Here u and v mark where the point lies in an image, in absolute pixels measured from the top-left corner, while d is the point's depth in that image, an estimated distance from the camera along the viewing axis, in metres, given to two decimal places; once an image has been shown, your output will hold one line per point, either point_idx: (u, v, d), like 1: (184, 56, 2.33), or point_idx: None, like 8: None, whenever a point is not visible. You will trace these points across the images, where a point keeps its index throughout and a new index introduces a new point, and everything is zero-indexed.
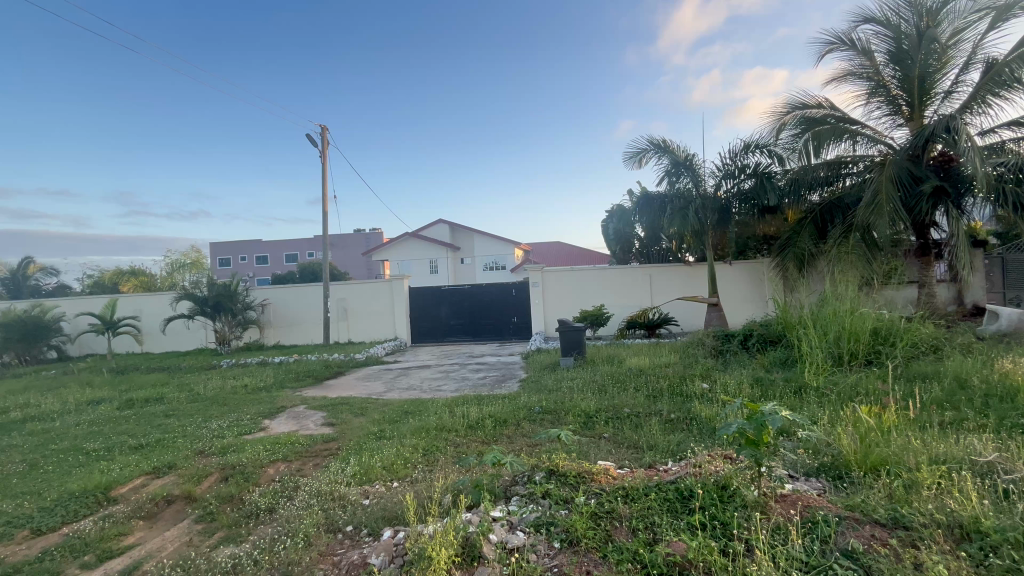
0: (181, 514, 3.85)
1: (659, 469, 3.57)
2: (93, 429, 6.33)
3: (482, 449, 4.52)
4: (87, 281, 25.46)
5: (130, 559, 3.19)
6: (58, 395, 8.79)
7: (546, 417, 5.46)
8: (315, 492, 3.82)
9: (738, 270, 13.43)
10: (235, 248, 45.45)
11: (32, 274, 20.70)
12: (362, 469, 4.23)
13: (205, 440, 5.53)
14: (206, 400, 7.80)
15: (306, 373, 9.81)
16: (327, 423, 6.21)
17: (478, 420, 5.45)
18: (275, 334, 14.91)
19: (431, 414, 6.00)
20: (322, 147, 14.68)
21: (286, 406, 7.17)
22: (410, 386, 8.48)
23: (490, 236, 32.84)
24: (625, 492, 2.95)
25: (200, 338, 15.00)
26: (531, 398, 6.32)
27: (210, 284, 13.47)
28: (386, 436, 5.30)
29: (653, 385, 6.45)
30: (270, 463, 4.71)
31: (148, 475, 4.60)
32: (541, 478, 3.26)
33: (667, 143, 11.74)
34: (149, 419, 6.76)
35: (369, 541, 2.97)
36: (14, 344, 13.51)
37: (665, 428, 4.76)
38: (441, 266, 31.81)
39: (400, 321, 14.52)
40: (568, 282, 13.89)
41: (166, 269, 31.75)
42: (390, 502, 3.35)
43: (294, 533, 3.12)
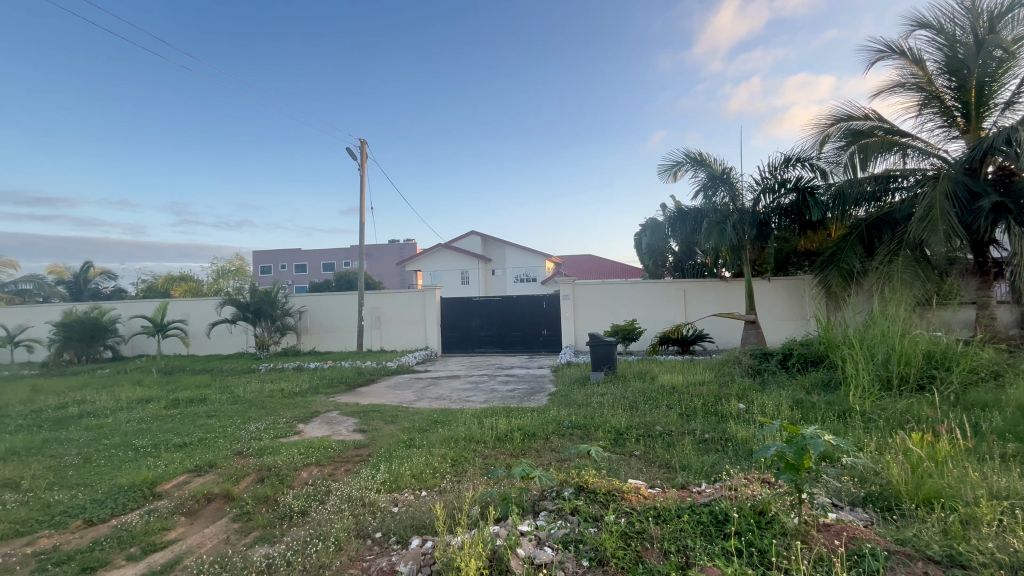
0: (220, 512, 4.00)
1: (692, 490, 3.46)
2: (142, 427, 6.66)
3: (510, 462, 4.51)
4: (141, 285, 27.19)
5: (172, 554, 3.32)
6: (110, 393, 9.32)
7: (575, 432, 5.39)
8: (346, 497, 3.89)
9: (776, 287, 13.02)
10: (276, 257, 47.41)
11: (92, 278, 22.27)
12: (392, 476, 4.29)
13: (243, 441, 5.75)
14: (245, 402, 8.10)
15: (340, 380, 10.04)
16: (358, 429, 6.33)
17: (506, 433, 5.44)
18: (311, 340, 15.33)
19: (460, 424, 6.03)
20: (362, 159, 15.15)
21: (320, 411, 7.36)
22: (440, 396, 8.54)
23: (522, 248, 32.97)
24: (656, 512, 2.89)
25: (241, 342, 15.63)
26: (561, 412, 6.25)
27: (252, 291, 14.13)
28: (416, 444, 5.37)
29: (687, 403, 6.30)
30: (303, 466, 4.82)
31: (190, 473, 4.79)
32: (569, 494, 3.22)
33: (704, 156, 11.57)
34: (193, 419, 7.05)
35: (397, 549, 3.00)
36: (74, 343, 14.49)
37: (697, 448, 4.62)
38: (472, 277, 32.15)
39: (431, 330, 14.71)
40: (599, 296, 13.76)
41: (212, 274, 33.43)
42: (418, 511, 3.37)
43: (325, 537, 3.17)
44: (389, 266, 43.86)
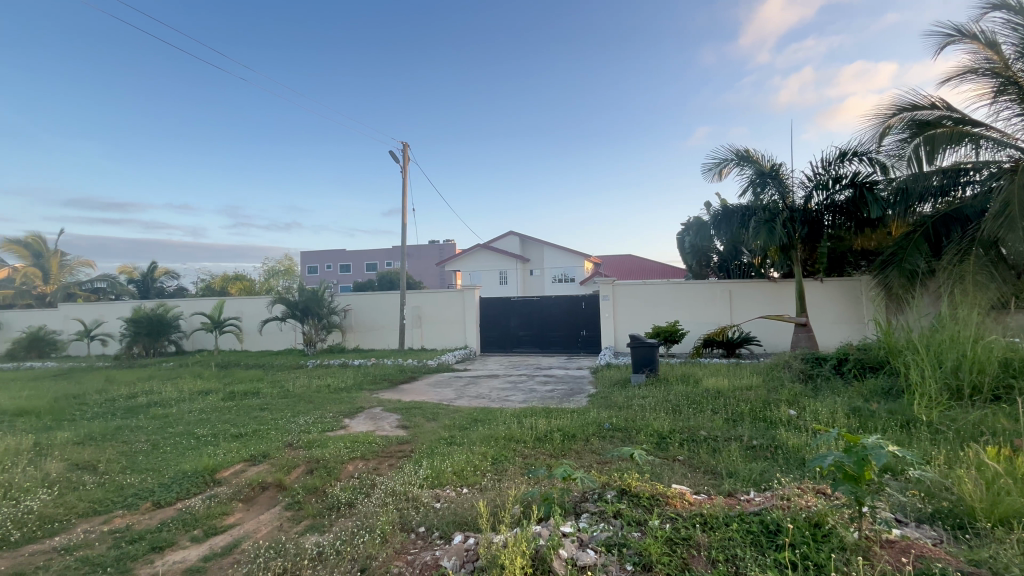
0: (273, 500, 4.20)
1: (740, 498, 3.34)
2: (202, 417, 7.10)
3: (550, 462, 4.50)
4: (200, 284, 28.96)
5: (230, 538, 3.51)
6: (174, 385, 9.97)
7: (616, 435, 5.31)
8: (390, 491, 4.00)
9: (830, 288, 12.37)
10: (322, 257, 49.29)
11: (157, 277, 23.91)
12: (434, 473, 4.37)
13: (293, 434, 6.01)
14: (295, 397, 8.47)
15: (382, 377, 10.31)
16: (401, 425, 6.50)
17: (546, 433, 5.42)
18: (355, 338, 15.85)
19: (500, 423, 6.07)
20: (404, 162, 15.51)
21: (365, 407, 7.60)
22: (479, 394, 8.63)
23: (560, 247, 32.79)
24: (703, 519, 2.81)
25: (290, 339, 16.35)
26: (601, 414, 6.18)
27: (301, 290, 14.74)
28: (457, 442, 5.45)
29: (733, 408, 6.08)
30: (349, 460, 4.99)
31: (246, 462, 5.06)
32: (612, 497, 3.18)
33: (751, 153, 11.13)
34: (247, 411, 7.44)
35: (440, 544, 3.05)
36: (142, 337, 15.60)
37: (745, 455, 4.45)
38: (510, 277, 32.31)
39: (470, 330, 14.87)
40: (640, 297, 13.51)
41: (263, 274, 35.17)
42: (460, 508, 3.42)
43: (371, 529, 3.27)
44: (429, 266, 44.71)
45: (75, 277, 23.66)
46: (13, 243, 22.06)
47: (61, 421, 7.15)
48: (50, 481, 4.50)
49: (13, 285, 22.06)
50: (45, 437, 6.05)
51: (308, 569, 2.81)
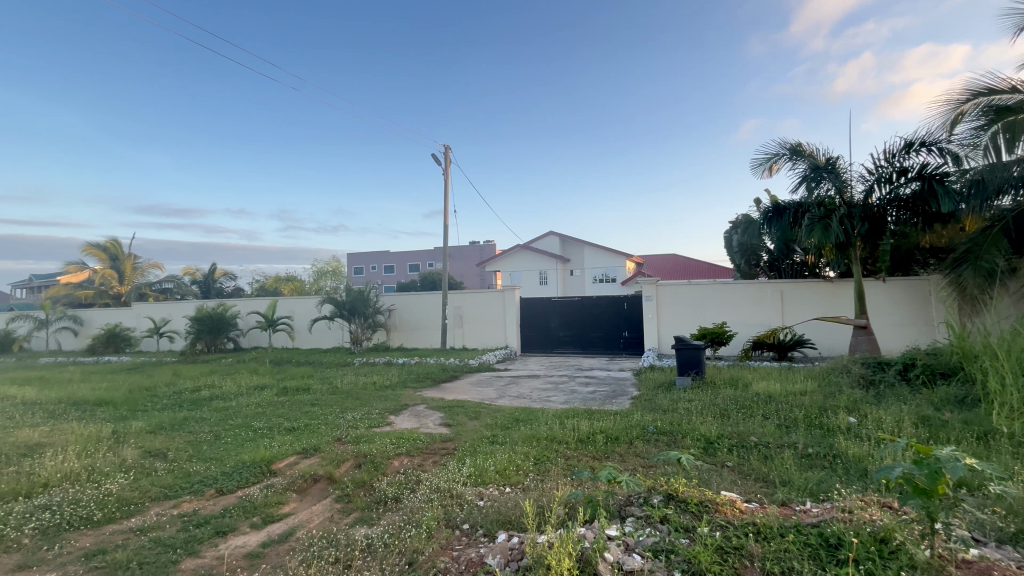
0: (324, 492, 4.38)
1: (796, 509, 3.19)
2: (259, 411, 7.49)
3: (593, 464, 4.46)
4: (255, 285, 30.58)
5: (286, 526, 3.69)
6: (233, 380, 10.58)
7: (661, 439, 5.19)
8: (435, 487, 4.08)
9: (895, 288, 11.59)
10: (367, 259, 50.88)
11: (218, 278, 25.43)
12: (477, 471, 4.42)
13: (342, 429, 6.24)
14: (343, 393, 8.79)
15: (425, 375, 10.53)
16: (444, 423, 6.61)
17: (588, 435, 5.37)
18: (399, 337, 16.26)
19: (542, 424, 6.06)
20: (446, 165, 15.78)
21: (409, 404, 7.78)
22: (520, 394, 8.66)
23: (601, 247, 32.36)
24: (756, 528, 2.70)
25: (338, 337, 16.98)
26: (645, 417, 6.06)
27: (348, 290, 15.28)
28: (499, 441, 5.48)
29: (786, 414, 5.81)
30: (395, 455, 5.12)
31: (299, 455, 5.29)
32: (658, 502, 3.11)
33: (804, 146, 10.59)
34: (299, 406, 7.79)
35: (484, 541, 3.09)
36: (204, 335, 16.64)
37: (800, 463, 4.24)
38: (550, 277, 32.22)
39: (511, 330, 14.93)
40: (685, 297, 13.14)
41: (313, 275, 36.71)
42: (504, 506, 3.45)
43: (416, 524, 3.35)
44: (470, 266, 45.22)
45: (146, 278, 25.53)
46: (92, 248, 24.05)
47: (135, 411, 7.74)
48: (127, 466, 4.87)
49: (93, 286, 24.09)
50: (122, 426, 6.57)
51: (358, 560, 2.90)
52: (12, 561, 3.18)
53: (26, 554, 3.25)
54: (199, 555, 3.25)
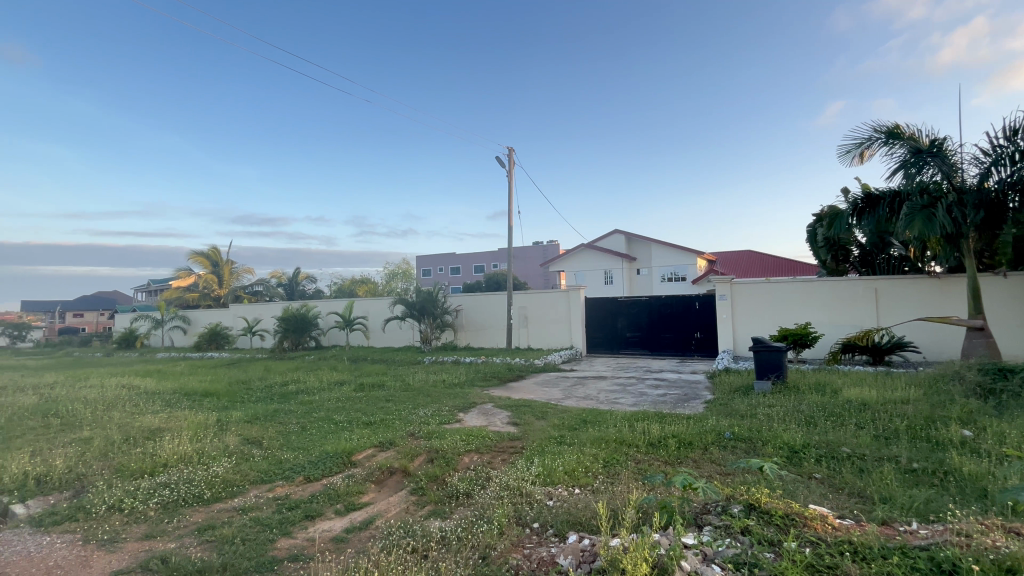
0: (400, 484, 4.60)
1: (900, 529, 2.89)
2: (339, 405, 8.01)
3: (666, 469, 4.31)
4: (333, 287, 32.68)
5: (366, 515, 3.91)
6: (315, 375, 11.38)
7: (738, 445, 4.92)
8: (504, 485, 4.14)
9: (1017, 285, 10.21)
10: (434, 261, 52.62)
11: (301, 281, 27.46)
12: (545, 470, 4.43)
13: (415, 425, 6.50)
14: (414, 390, 9.16)
15: (492, 375, 10.71)
16: (511, 422, 6.69)
17: (660, 439, 5.20)
18: (466, 336, 16.68)
19: (610, 426, 5.96)
20: (509, 166, 15.93)
21: (477, 403, 7.96)
22: (587, 395, 8.56)
23: (669, 245, 31.16)
24: (852, 547, 2.49)
25: (409, 337, 17.73)
26: (721, 423, 5.76)
27: (417, 292, 15.89)
28: (567, 442, 5.46)
29: (884, 423, 5.28)
30: (465, 452, 5.26)
31: (376, 448, 5.59)
32: (738, 512, 2.95)
33: (902, 128, 9.55)
34: (375, 401, 8.22)
35: (555, 541, 3.09)
36: (290, 333, 18.05)
37: (902, 479, 3.84)
38: (615, 277, 31.60)
39: (576, 330, 14.79)
40: (763, 297, 12.35)
41: (385, 277, 38.61)
42: (574, 508, 3.43)
43: (487, 519, 3.42)
44: (533, 266, 45.34)
45: (241, 282, 28.13)
46: (197, 255, 26.86)
47: (234, 402, 8.56)
48: (229, 451, 5.41)
49: (198, 289, 26.92)
50: (224, 414, 7.29)
51: (434, 550, 3.02)
52: (141, 530, 3.65)
53: (152, 525, 3.71)
54: (291, 536, 3.53)
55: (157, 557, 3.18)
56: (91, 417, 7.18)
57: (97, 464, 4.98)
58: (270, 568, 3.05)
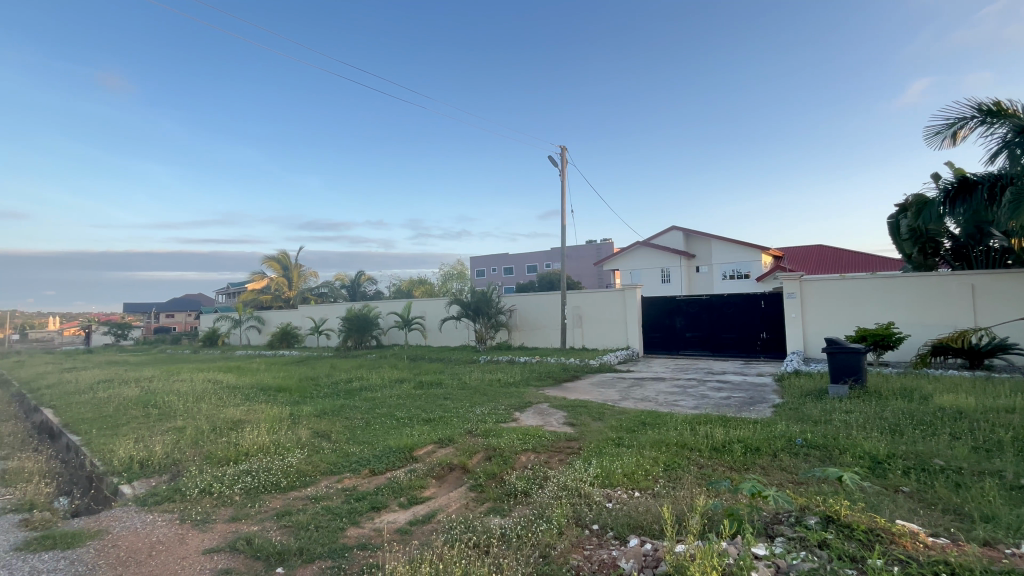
0: (460, 480, 4.71)
1: (1007, 552, 2.60)
2: (400, 402, 8.31)
3: (731, 475, 4.13)
4: (392, 288, 33.92)
5: (428, 508, 4.05)
6: (377, 373, 11.89)
7: (812, 453, 4.62)
8: (562, 485, 4.13)
9: None
10: (488, 261, 53.30)
11: (363, 282, 28.73)
12: (604, 472, 4.36)
13: (472, 423, 6.63)
14: (471, 389, 9.33)
15: (547, 374, 10.71)
16: (568, 422, 6.66)
17: (724, 443, 4.99)
18: (520, 336, 16.78)
19: (671, 429, 5.79)
20: (562, 165, 15.84)
21: (532, 402, 7.99)
22: (645, 397, 8.35)
23: (730, 241, 29.70)
24: (950, 568, 2.27)
25: (464, 336, 18.10)
26: (791, 428, 5.43)
27: (472, 292, 16.18)
28: (626, 444, 5.36)
29: (984, 434, 4.76)
30: (522, 451, 5.30)
31: (436, 444, 5.75)
32: (814, 524, 2.78)
33: (1005, 105, 8.54)
34: (434, 399, 8.46)
35: (616, 544, 3.05)
36: (354, 333, 18.98)
37: (1008, 497, 3.44)
38: (673, 275, 30.60)
39: (632, 330, 14.46)
40: (838, 295, 11.48)
41: (440, 278, 39.60)
42: (635, 511, 3.37)
43: (546, 519, 3.43)
44: (587, 265, 44.79)
45: (309, 284, 29.86)
46: (270, 260, 28.81)
47: (305, 397, 9.12)
48: (302, 443, 5.77)
49: (271, 291, 28.89)
50: (296, 409, 7.79)
51: (494, 547, 3.07)
52: (229, 512, 3.99)
53: (238, 509, 4.04)
54: (360, 526, 3.71)
55: (242, 538, 3.45)
56: (183, 408, 7.91)
57: (189, 450, 5.48)
58: (341, 554, 3.22)
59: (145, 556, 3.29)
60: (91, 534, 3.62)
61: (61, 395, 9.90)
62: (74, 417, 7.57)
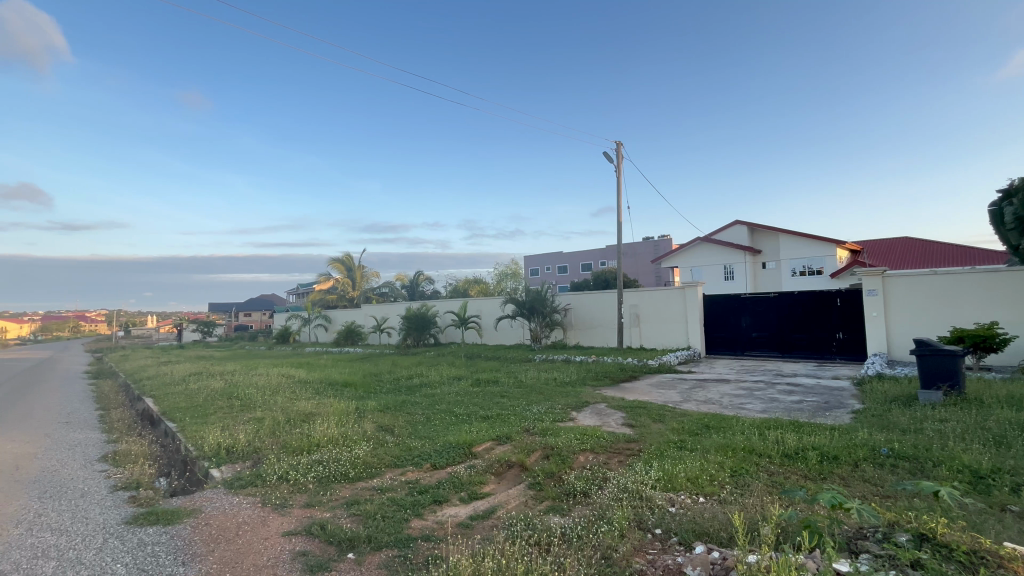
0: (518, 478, 4.74)
1: None
2: (459, 399, 8.50)
3: (807, 485, 3.87)
4: (448, 287, 34.71)
5: (488, 504, 4.11)
6: (435, 371, 12.23)
7: (899, 464, 4.24)
8: (623, 487, 4.05)
9: None
10: (542, 260, 53.29)
11: (421, 282, 29.61)
12: (666, 476, 4.23)
13: (530, 421, 6.66)
14: (527, 388, 9.37)
15: (603, 374, 10.54)
16: (627, 423, 6.52)
17: (797, 450, 4.69)
18: (576, 335, 16.64)
19: (737, 433, 5.52)
20: (617, 161, 15.50)
21: (590, 402, 7.89)
22: (708, 399, 8.02)
23: (800, 234, 27.84)
24: None
25: (519, 335, 18.22)
26: (874, 437, 5.01)
27: (527, 291, 16.23)
28: (688, 447, 5.17)
29: None
30: (580, 450, 5.25)
31: (494, 441, 5.83)
32: (906, 541, 2.55)
33: None
34: (490, 397, 8.58)
35: (680, 550, 2.96)
36: (413, 331, 19.65)
37: None
38: (737, 271, 29.19)
39: (693, 329, 13.91)
40: (929, 292, 10.44)
41: (495, 277, 40.07)
42: (700, 516, 3.25)
43: (607, 520, 3.38)
44: (645, 263, 43.66)
45: (371, 284, 31.22)
46: (335, 261, 30.41)
47: (369, 392, 9.54)
48: (368, 436, 6.05)
49: (337, 291, 30.49)
50: (362, 403, 8.18)
51: (555, 545, 3.07)
52: (303, 499, 4.26)
53: (311, 496, 4.30)
54: (423, 518, 3.84)
55: (316, 523, 3.67)
56: (261, 400, 8.54)
57: (268, 440, 5.90)
58: (406, 545, 3.34)
59: (234, 534, 3.58)
60: (187, 512, 3.99)
61: (160, 386, 11.01)
62: (170, 406, 8.38)
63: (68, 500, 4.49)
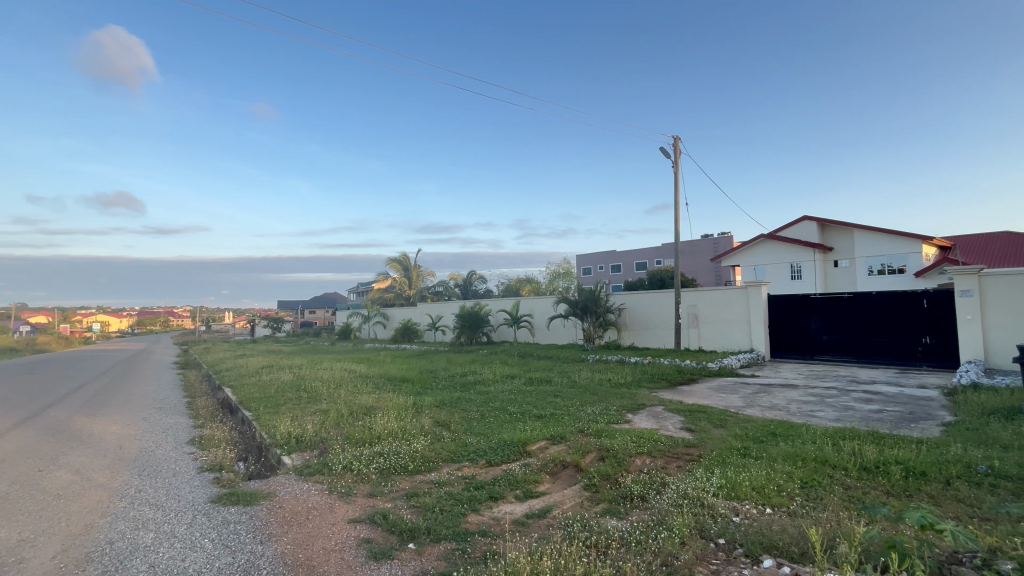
0: (574, 479, 4.71)
1: None
2: (513, 397, 8.57)
3: (890, 502, 3.57)
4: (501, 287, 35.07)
5: (543, 504, 4.11)
6: (488, 368, 12.40)
7: (1000, 484, 3.81)
8: (683, 493, 3.92)
9: None
10: (595, 259, 52.61)
11: (474, 281, 30.08)
12: (729, 483, 4.05)
13: (584, 422, 6.59)
14: (580, 388, 9.29)
15: (660, 376, 10.24)
16: (685, 428, 6.30)
17: (877, 464, 4.34)
18: (630, 336, 16.29)
19: (807, 442, 5.19)
20: (675, 156, 14.98)
21: (646, 404, 7.69)
22: (774, 405, 7.58)
23: (878, 229, 25.69)
24: None
25: (572, 334, 18.09)
26: (969, 452, 4.53)
27: (580, 290, 16.05)
28: (753, 455, 4.91)
29: None
30: (637, 453, 5.13)
31: (548, 440, 5.82)
32: (1011, 571, 2.29)
33: None
34: (544, 396, 8.58)
35: (747, 563, 2.82)
36: (467, 329, 20.01)
37: None
38: (805, 270, 27.44)
39: (757, 331, 13.20)
40: None
41: (547, 276, 39.99)
42: (769, 529, 3.08)
43: (667, 526, 3.28)
44: (703, 261, 41.97)
45: (426, 283, 32.11)
46: (393, 261, 31.54)
47: (425, 388, 9.82)
48: (425, 431, 6.23)
49: (394, 290, 31.62)
50: (419, 398, 8.45)
51: (612, 548, 3.03)
52: (366, 489, 4.46)
53: (373, 486, 4.49)
54: (479, 513, 3.90)
55: (379, 513, 3.83)
56: (327, 393, 9.04)
57: (333, 431, 6.22)
58: (464, 538, 3.42)
59: (304, 519, 3.81)
60: (263, 495, 4.29)
61: (238, 376, 11.91)
62: (247, 395, 9.04)
63: (162, 478, 4.97)
